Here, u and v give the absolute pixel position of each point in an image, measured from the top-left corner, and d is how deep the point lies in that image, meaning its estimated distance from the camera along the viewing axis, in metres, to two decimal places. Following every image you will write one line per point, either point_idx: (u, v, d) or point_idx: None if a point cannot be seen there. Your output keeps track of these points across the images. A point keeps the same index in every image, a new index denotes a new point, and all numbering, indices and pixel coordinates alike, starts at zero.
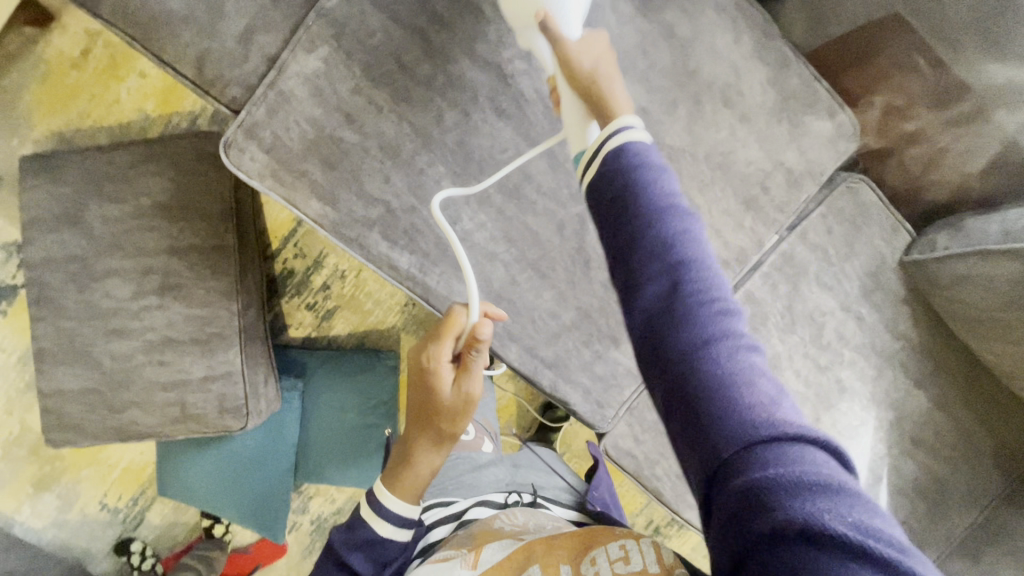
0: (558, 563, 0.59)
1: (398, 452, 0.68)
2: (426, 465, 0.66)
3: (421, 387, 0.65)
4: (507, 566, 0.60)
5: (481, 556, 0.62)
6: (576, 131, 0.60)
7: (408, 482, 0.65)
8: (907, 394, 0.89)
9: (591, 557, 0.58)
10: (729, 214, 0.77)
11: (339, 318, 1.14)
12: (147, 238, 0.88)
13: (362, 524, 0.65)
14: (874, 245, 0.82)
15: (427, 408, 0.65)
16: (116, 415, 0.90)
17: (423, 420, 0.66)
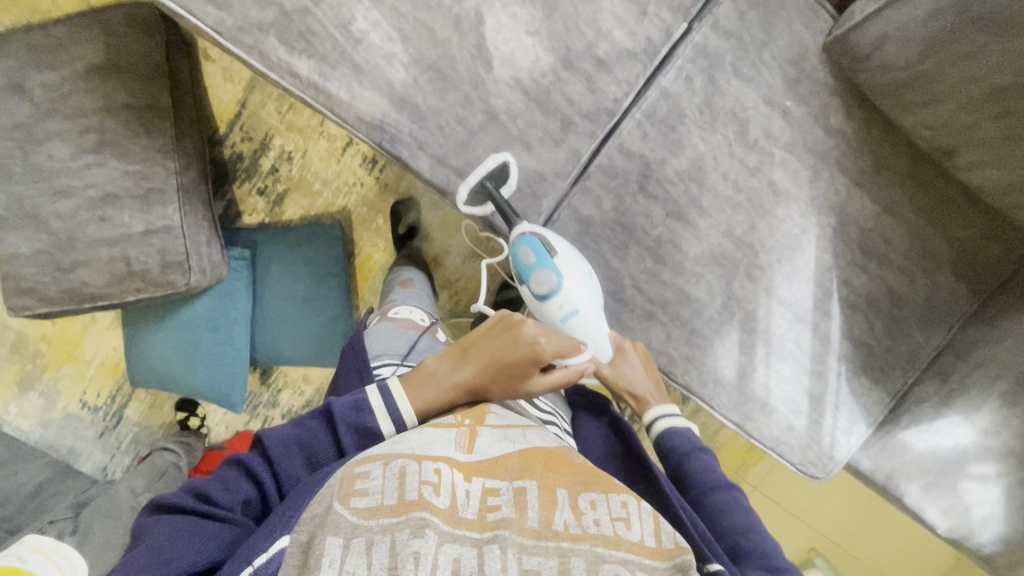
0: (556, 486, 0.54)
1: (437, 369, 0.70)
2: (448, 401, 0.69)
3: (515, 345, 0.70)
4: (502, 468, 0.57)
5: (476, 444, 0.60)
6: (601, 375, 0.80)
7: (427, 399, 0.68)
8: (850, 198, 0.84)
9: (592, 498, 0.55)
10: (630, 2, 0.76)
11: (290, 202, 1.16)
12: (82, 99, 0.91)
13: (370, 413, 0.66)
14: (793, 29, 0.79)
15: (510, 362, 0.69)
16: (67, 275, 0.94)
17: (492, 370, 0.70)
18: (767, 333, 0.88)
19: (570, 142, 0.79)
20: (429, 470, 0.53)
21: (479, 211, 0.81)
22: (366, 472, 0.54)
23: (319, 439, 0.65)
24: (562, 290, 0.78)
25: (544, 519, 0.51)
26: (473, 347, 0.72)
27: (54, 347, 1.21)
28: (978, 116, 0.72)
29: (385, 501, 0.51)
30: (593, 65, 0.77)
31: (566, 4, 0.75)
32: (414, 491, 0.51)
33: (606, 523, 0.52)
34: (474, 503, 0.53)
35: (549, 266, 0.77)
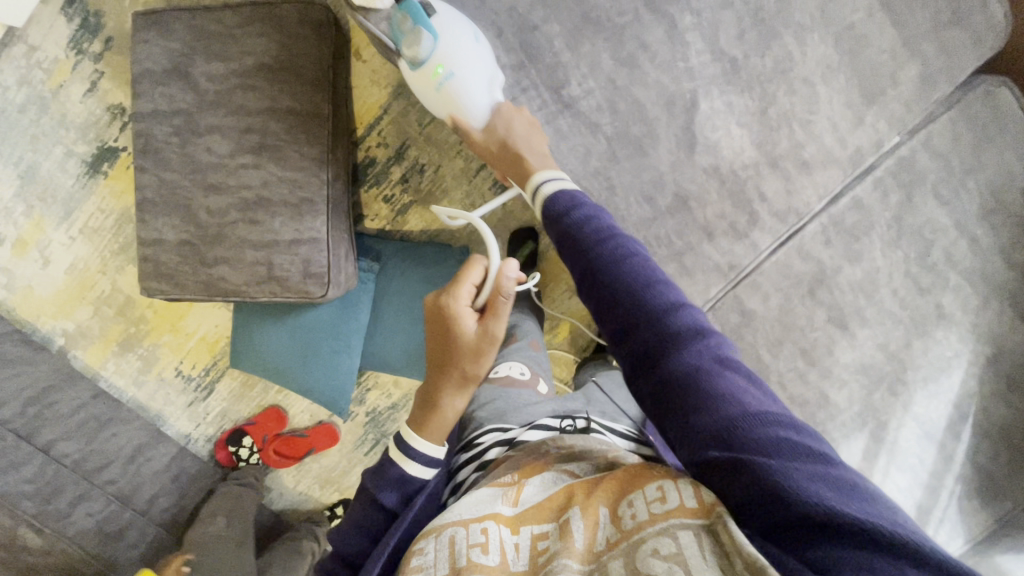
0: (597, 503, 0.46)
1: (423, 396, 0.68)
2: (452, 405, 0.66)
3: (444, 320, 0.66)
4: (550, 505, 0.48)
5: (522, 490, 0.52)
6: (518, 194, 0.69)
7: (437, 424, 0.65)
8: (1012, 331, 0.83)
9: (630, 497, 0.44)
10: (851, 108, 0.73)
11: (414, 214, 1.15)
12: (249, 97, 0.89)
13: (392, 463, 0.64)
14: (1003, 159, 0.77)
15: (451, 338, 0.66)
16: (206, 268, 0.94)
17: (448, 354, 0.66)
18: (893, 444, 0.88)
19: (752, 237, 0.77)
20: (475, 531, 0.46)
21: (376, 0, 0.68)
22: (422, 548, 0.48)
23: (367, 515, 0.63)
24: (436, 52, 0.64)
25: (589, 539, 0.43)
26: (430, 355, 0.69)
27: (159, 314, 1.23)
28: None
29: (438, 575, 0.44)
30: (796, 165, 0.75)
31: (785, 101, 0.72)
32: (462, 556, 0.44)
33: (643, 511, 0.42)
34: (525, 555, 0.45)
35: (424, 26, 0.62)
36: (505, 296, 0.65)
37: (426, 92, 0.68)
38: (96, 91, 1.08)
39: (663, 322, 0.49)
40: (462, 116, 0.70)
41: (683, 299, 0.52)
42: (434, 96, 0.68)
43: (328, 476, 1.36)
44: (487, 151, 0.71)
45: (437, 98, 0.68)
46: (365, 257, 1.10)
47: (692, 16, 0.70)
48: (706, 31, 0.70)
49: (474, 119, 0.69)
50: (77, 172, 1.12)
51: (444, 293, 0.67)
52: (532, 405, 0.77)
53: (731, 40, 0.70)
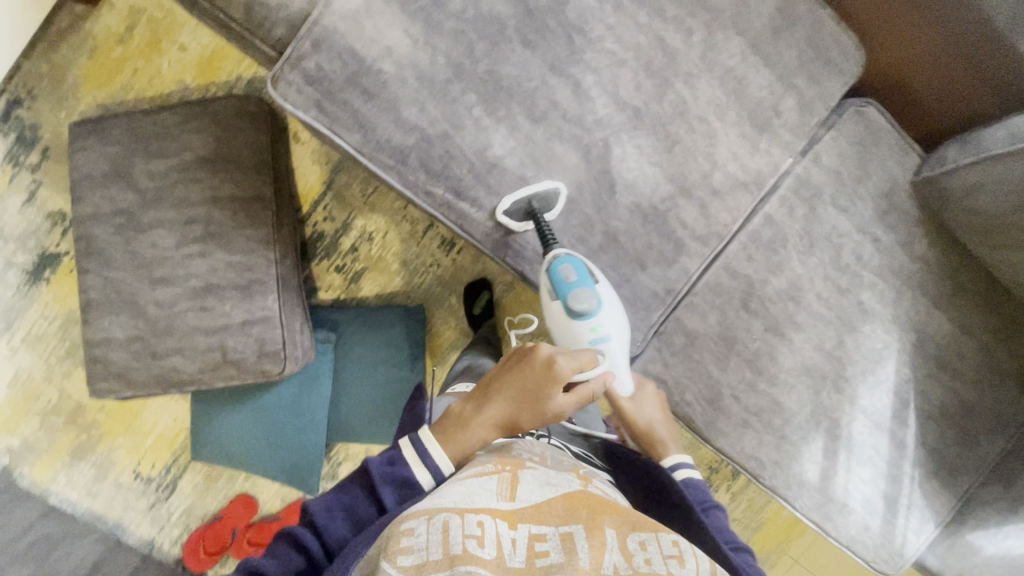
0: (603, 526, 0.46)
1: (463, 411, 0.68)
2: (480, 433, 0.66)
3: (534, 369, 0.69)
4: (548, 513, 0.49)
5: (517, 490, 0.53)
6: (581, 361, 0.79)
7: (456, 439, 0.65)
8: (930, 316, 0.90)
9: (641, 538, 0.46)
10: (746, 138, 0.81)
11: (367, 280, 1.17)
12: (191, 190, 0.92)
13: (405, 462, 0.62)
14: (886, 166, 0.86)
15: (534, 388, 0.68)
16: (159, 361, 0.93)
17: (516, 401, 0.68)
18: (849, 439, 0.93)
19: (682, 262, 0.83)
20: (472, 523, 0.46)
21: (518, 228, 0.78)
22: (410, 528, 0.46)
23: (360, 501, 0.60)
24: (599, 314, 0.76)
25: (596, 561, 0.43)
26: (493, 382, 0.70)
27: (113, 415, 1.18)
28: None
29: (430, 555, 0.43)
30: (708, 193, 0.82)
31: (686, 139, 0.80)
32: (457, 543, 0.43)
33: (660, 563, 0.43)
34: (521, 552, 0.44)
35: (590, 288, 0.75)
36: (586, 388, 0.71)
37: (574, 338, 0.77)
38: (35, 200, 1.08)
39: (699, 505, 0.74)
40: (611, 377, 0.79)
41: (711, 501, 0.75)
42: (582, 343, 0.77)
43: None
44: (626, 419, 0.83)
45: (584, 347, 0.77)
46: (321, 328, 1.10)
47: (593, 74, 0.77)
48: (606, 87, 0.78)
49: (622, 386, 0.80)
50: (18, 282, 1.11)
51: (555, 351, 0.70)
52: None
53: (630, 93, 0.78)
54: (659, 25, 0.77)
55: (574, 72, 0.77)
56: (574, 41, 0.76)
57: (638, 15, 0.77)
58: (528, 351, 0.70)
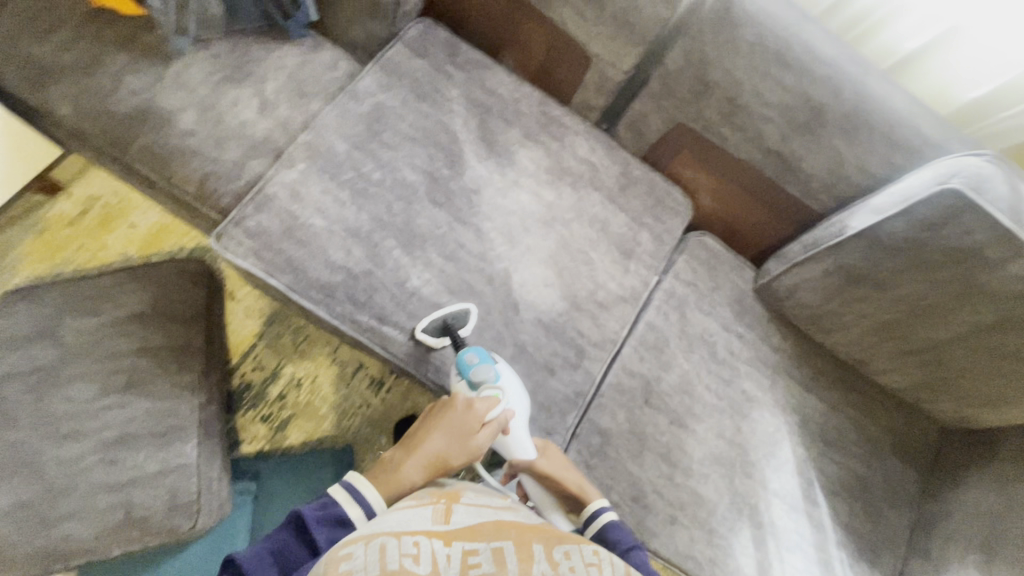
0: (531, 544, 0.60)
1: (394, 455, 0.77)
2: (410, 474, 0.74)
3: (452, 412, 0.79)
4: (479, 532, 0.61)
5: (451, 518, 0.65)
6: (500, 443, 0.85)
7: (388, 483, 0.73)
8: (803, 398, 1.05)
9: (565, 551, 0.60)
10: (617, 263, 1.02)
11: (294, 427, 1.16)
12: (118, 343, 0.95)
13: (336, 504, 0.70)
14: (731, 278, 1.08)
15: (453, 426, 0.78)
16: (47, 530, 0.84)
17: (442, 442, 0.77)
18: (772, 525, 0.96)
19: (585, 365, 0.95)
20: (409, 544, 0.57)
21: (436, 342, 0.88)
22: (348, 554, 0.56)
23: (289, 544, 0.67)
24: (497, 384, 0.83)
25: (523, 569, 0.55)
26: (420, 428, 0.79)
27: None
28: (875, 338, 0.98)
29: (366, 573, 0.52)
30: (596, 307, 0.98)
31: (571, 265, 0.99)
32: (395, 561, 0.54)
33: (581, 568, 0.57)
34: (454, 563, 0.55)
35: (489, 364, 0.83)
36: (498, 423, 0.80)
37: None
38: None
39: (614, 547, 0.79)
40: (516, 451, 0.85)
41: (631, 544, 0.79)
42: None
43: None
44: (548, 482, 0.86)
45: None
46: (242, 479, 1.07)
47: (489, 222, 0.97)
48: (501, 230, 0.98)
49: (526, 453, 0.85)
50: None
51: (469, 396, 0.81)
52: None
53: (520, 233, 0.98)
54: (536, 186, 1.02)
55: (474, 220, 0.97)
56: (472, 199, 0.98)
57: (519, 179, 1.01)
58: (449, 401, 0.80)
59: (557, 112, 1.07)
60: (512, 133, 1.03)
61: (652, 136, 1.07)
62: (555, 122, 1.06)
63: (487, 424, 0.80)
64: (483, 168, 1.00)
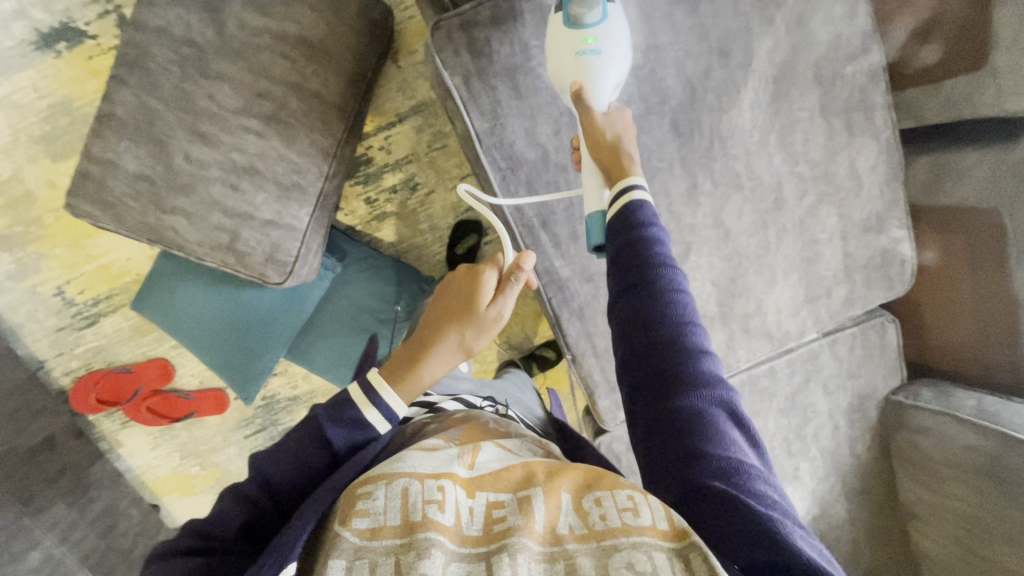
0: (560, 490, 0.52)
1: (406, 352, 0.68)
2: (433, 370, 0.67)
3: (457, 290, 0.70)
4: (507, 479, 0.54)
5: (477, 460, 0.56)
6: (592, 191, 0.67)
7: (412, 383, 0.66)
8: (837, 502, 1.02)
9: (596, 496, 0.51)
10: (793, 301, 0.89)
11: (390, 225, 1.14)
12: (277, 63, 0.85)
13: (351, 406, 0.63)
14: (875, 375, 0.98)
15: (460, 307, 0.68)
16: (158, 214, 0.85)
17: (449, 318, 0.68)
18: None
19: None
20: (432, 488, 0.50)
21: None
22: (367, 493, 0.50)
23: (308, 447, 0.62)
24: (599, 25, 0.63)
25: (552, 522, 0.48)
26: (427, 323, 0.70)
27: (62, 225, 1.06)
28: (957, 523, 0.90)
29: (388, 521, 0.47)
30: (740, 328, 0.88)
31: (751, 278, 0.86)
32: (418, 511, 0.48)
33: (614, 517, 0.48)
34: (479, 518, 0.49)
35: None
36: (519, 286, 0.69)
37: (562, 46, 0.64)
38: None
39: (682, 353, 0.56)
40: (588, 91, 0.64)
41: (698, 328, 0.58)
42: (568, 58, 0.64)
43: (195, 448, 1.25)
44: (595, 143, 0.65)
45: (570, 62, 0.64)
46: (331, 254, 1.06)
47: (710, 184, 0.80)
48: (715, 201, 0.81)
49: (598, 100, 0.65)
50: (24, 40, 0.96)
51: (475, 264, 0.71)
52: (454, 379, 0.88)
53: (731, 215, 0.82)
54: (786, 172, 0.82)
55: (697, 172, 0.79)
56: (713, 147, 0.79)
57: (776, 154, 0.81)
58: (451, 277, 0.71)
59: (877, 98, 0.82)
60: (809, 94, 0.79)
61: (947, 196, 0.85)
62: (864, 109, 0.82)
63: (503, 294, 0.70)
64: (749, 118, 0.78)
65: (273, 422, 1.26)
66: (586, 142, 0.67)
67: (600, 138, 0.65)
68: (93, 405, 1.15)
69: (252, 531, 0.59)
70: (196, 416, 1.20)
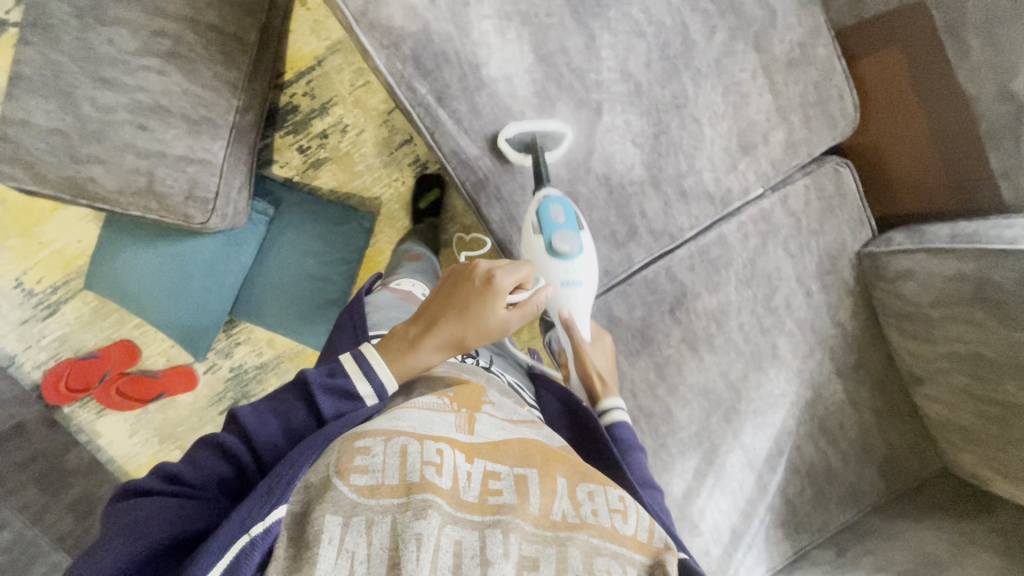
0: (556, 474, 0.50)
1: (407, 333, 0.66)
2: (428, 357, 0.65)
3: (472, 284, 0.67)
4: (504, 451, 0.51)
5: (476, 425, 0.54)
6: (579, 393, 0.83)
7: (404, 363, 0.64)
8: (828, 380, 0.93)
9: (590, 490, 0.50)
10: (728, 154, 0.83)
11: (326, 171, 1.12)
12: (171, 0, 0.86)
13: (344, 375, 0.61)
14: (841, 230, 0.90)
15: (470, 303, 0.66)
16: (76, 165, 0.86)
17: (457, 311, 0.66)
18: (720, 467, 0.91)
19: (628, 249, 0.84)
20: (432, 451, 0.48)
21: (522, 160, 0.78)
22: (366, 447, 0.47)
23: (295, 409, 0.59)
24: (577, 256, 0.75)
25: (546, 507, 0.47)
26: (433, 306, 0.68)
27: (11, 215, 1.09)
28: (958, 368, 0.82)
29: (386, 480, 0.45)
30: (675, 191, 0.83)
31: (675, 132, 0.81)
32: (417, 472, 0.45)
33: (604, 515, 0.49)
34: (475, 486, 0.48)
35: (575, 232, 0.74)
36: (535, 304, 0.69)
37: (547, 276, 0.75)
38: None
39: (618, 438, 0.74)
40: (575, 321, 0.78)
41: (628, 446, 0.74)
42: (554, 286, 0.76)
43: (172, 430, 1.24)
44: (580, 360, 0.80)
45: (556, 291, 0.76)
46: (262, 198, 1.06)
47: (609, 35, 0.76)
48: (618, 52, 0.77)
49: (583, 330, 0.79)
50: None
51: (495, 266, 0.68)
52: None
53: (639, 65, 0.78)
54: (688, 11, 0.77)
55: (592, 24, 0.76)
56: None
57: None
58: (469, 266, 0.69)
59: None
60: None
61: (870, 8, 0.80)
62: None
63: (516, 305, 0.68)
64: None
65: (243, 394, 1.25)
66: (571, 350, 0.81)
67: (586, 365, 0.80)
68: (61, 395, 1.16)
69: (232, 485, 0.56)
70: (166, 395, 1.20)
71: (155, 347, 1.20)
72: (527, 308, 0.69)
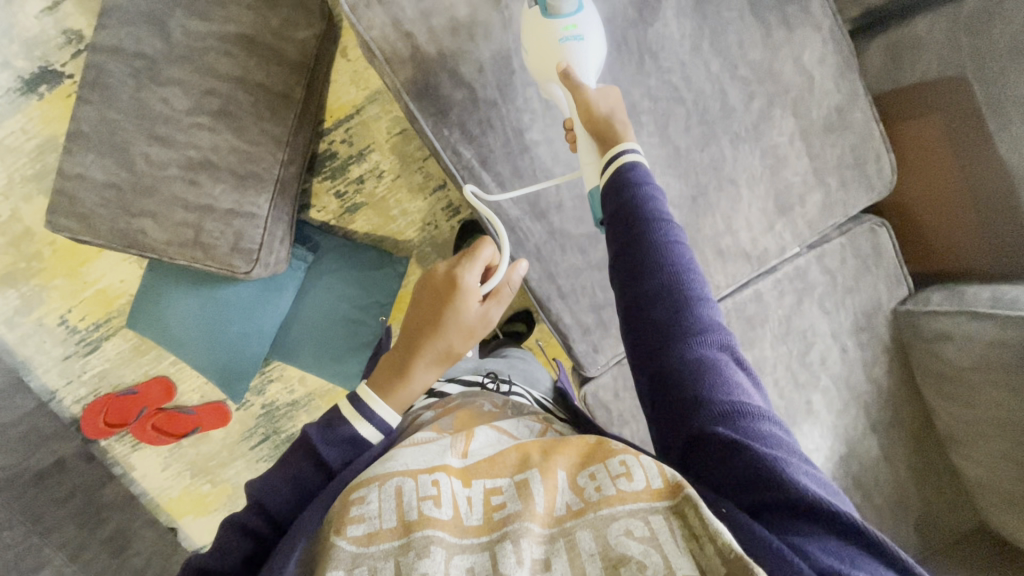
0: (556, 467, 0.48)
1: (394, 362, 0.65)
2: (423, 378, 0.65)
3: (435, 293, 0.66)
4: (502, 463, 0.50)
5: (472, 445, 0.54)
6: (590, 165, 0.69)
7: (402, 393, 0.64)
8: (863, 436, 0.93)
9: (591, 470, 0.47)
10: (765, 215, 0.84)
11: (362, 216, 1.15)
12: (222, 61, 0.89)
13: (345, 422, 0.61)
14: (876, 288, 0.91)
15: (441, 311, 0.65)
16: (128, 218, 0.89)
17: (433, 324, 0.65)
18: None
19: None
20: (428, 484, 0.47)
21: None
22: (361, 497, 0.47)
23: (303, 468, 0.59)
24: (576, 12, 0.67)
25: (549, 504, 0.45)
26: (407, 329, 0.67)
27: (58, 256, 1.13)
28: (999, 435, 0.81)
29: (383, 525, 0.44)
30: (712, 251, 0.84)
31: (713, 195, 0.82)
32: (414, 510, 0.45)
33: (608, 486, 0.45)
34: (477, 509, 0.46)
35: None
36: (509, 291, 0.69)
37: (546, 38, 0.67)
38: (56, 11, 1.04)
39: (686, 327, 0.56)
40: (575, 71, 0.67)
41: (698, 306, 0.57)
42: (551, 43, 0.67)
43: (205, 465, 1.26)
44: (584, 114, 0.67)
45: (553, 48, 0.67)
46: (302, 245, 1.08)
47: (650, 101, 0.78)
48: (658, 117, 0.78)
49: (585, 78, 0.68)
50: (9, 87, 1.05)
51: (451, 266, 0.67)
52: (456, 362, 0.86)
53: (678, 130, 0.79)
54: (727, 78, 0.79)
55: (634, 91, 0.77)
56: (645, 62, 0.77)
57: (712, 61, 0.78)
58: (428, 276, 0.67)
59: None
60: None
61: (907, 75, 0.81)
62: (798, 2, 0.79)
63: (490, 298, 0.68)
64: (676, 28, 0.77)
65: (275, 430, 1.27)
66: (580, 120, 0.68)
67: (593, 113, 0.66)
68: (99, 431, 1.18)
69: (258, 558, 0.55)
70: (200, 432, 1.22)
71: (190, 384, 1.22)
72: (502, 297, 0.69)
